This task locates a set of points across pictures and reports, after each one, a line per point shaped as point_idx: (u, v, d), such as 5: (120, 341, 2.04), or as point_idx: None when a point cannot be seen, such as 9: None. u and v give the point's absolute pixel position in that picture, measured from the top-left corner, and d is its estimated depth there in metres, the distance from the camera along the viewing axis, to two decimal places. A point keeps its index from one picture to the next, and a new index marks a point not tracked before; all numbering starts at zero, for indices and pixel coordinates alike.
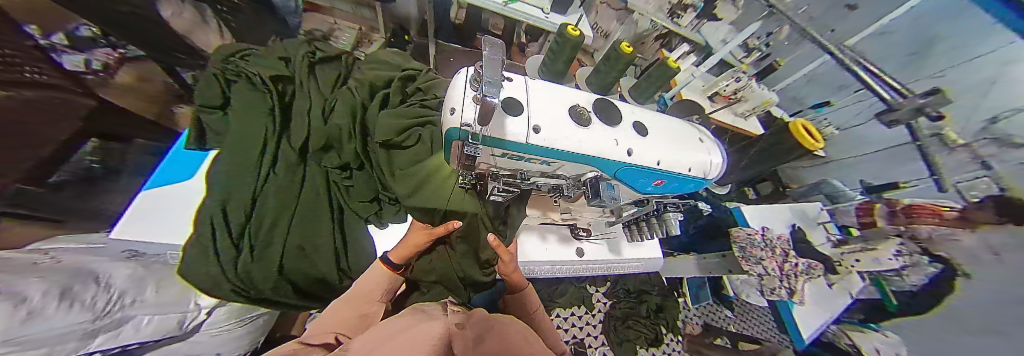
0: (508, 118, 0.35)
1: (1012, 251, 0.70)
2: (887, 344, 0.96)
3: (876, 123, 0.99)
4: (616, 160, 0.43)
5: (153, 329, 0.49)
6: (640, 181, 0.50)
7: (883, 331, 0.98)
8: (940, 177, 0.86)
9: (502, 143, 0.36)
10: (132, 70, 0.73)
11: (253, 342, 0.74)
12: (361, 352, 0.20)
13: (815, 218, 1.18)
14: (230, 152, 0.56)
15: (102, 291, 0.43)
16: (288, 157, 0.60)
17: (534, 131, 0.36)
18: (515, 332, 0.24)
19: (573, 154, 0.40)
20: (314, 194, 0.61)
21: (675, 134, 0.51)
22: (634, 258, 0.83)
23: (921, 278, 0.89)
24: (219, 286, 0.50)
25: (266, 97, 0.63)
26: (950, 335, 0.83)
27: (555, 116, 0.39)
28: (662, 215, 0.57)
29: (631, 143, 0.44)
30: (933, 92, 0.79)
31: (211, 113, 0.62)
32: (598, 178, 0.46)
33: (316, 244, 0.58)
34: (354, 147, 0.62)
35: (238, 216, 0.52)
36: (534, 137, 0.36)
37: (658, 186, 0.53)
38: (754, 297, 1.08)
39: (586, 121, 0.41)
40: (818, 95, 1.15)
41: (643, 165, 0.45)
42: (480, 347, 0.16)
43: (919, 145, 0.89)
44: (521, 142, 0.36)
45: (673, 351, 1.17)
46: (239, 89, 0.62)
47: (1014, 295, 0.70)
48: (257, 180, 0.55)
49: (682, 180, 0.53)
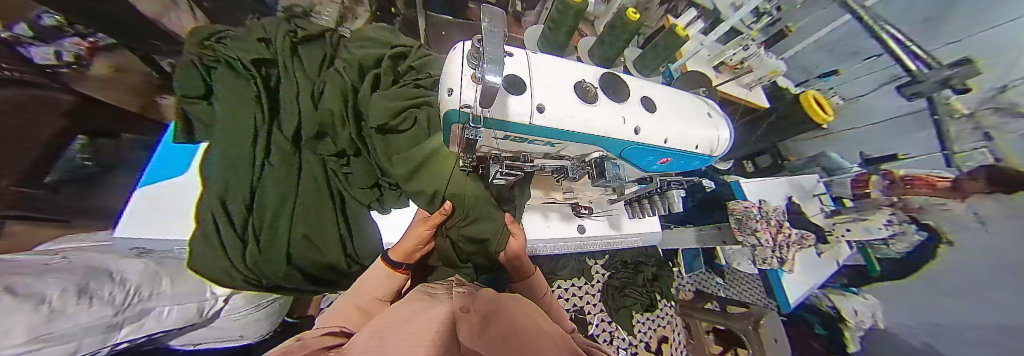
0: (511, 99, 0.33)
1: (1002, 220, 0.72)
2: (865, 305, 1.08)
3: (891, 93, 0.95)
4: (622, 140, 0.42)
5: (177, 317, 0.52)
6: (646, 160, 0.50)
7: (864, 294, 1.10)
8: (951, 152, 0.84)
9: (506, 125, 0.35)
10: (111, 60, 0.66)
11: (275, 323, 0.77)
12: (371, 336, 0.21)
13: (811, 190, 1.20)
14: (222, 144, 0.54)
15: (118, 286, 0.44)
16: (282, 145, 0.58)
17: (538, 110, 0.35)
18: (522, 312, 0.25)
19: (578, 135, 0.39)
20: (314, 182, 0.60)
21: (684, 109, 0.50)
22: (634, 232, 0.85)
23: (908, 247, 0.93)
24: (232, 277, 0.52)
25: (251, 84, 0.59)
26: (923, 297, 0.91)
27: (562, 93, 0.37)
28: (666, 192, 0.58)
29: (638, 121, 0.42)
30: (962, 62, 0.76)
31: (194, 103, 0.58)
32: (603, 158, 0.46)
33: (321, 233, 0.59)
34: (349, 134, 0.61)
35: (240, 209, 0.51)
36: (538, 118, 0.35)
37: (663, 164, 0.53)
38: (744, 265, 1.11)
39: (593, 98, 0.40)
40: (829, 63, 1.11)
41: (650, 144, 0.44)
42: (489, 331, 0.17)
43: (936, 119, 0.86)
44: (525, 123, 0.35)
45: (666, 315, 1.27)
46: (222, 76, 0.58)
47: (1006, 262, 0.72)
48: (252, 172, 0.53)
49: (688, 158, 0.52)
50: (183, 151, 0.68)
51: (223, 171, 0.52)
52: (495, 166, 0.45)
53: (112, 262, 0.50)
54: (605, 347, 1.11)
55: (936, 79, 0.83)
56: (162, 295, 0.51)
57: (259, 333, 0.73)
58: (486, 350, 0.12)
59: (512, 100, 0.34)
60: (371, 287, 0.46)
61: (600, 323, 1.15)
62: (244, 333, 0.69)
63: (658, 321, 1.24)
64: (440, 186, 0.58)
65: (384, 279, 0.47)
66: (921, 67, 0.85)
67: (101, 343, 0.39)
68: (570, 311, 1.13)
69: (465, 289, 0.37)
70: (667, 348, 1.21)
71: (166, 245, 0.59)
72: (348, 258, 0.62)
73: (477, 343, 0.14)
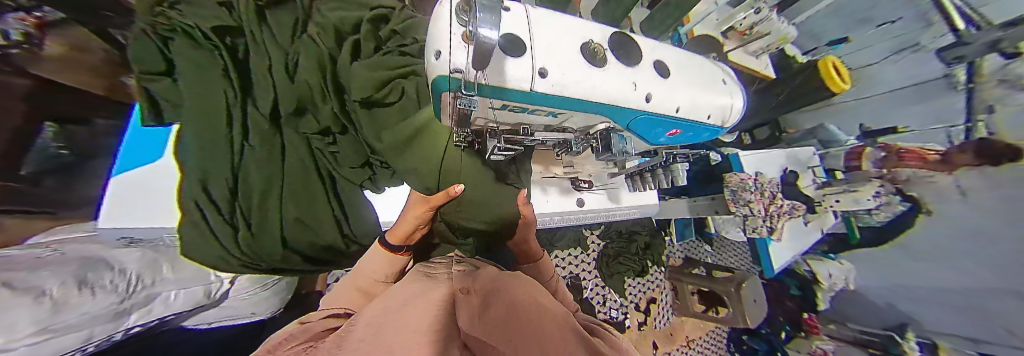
0: (508, 61, 0.30)
1: (980, 191, 0.86)
2: (840, 269, 1.23)
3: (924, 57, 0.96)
4: (633, 108, 0.40)
5: (185, 301, 0.54)
6: (654, 133, 0.48)
7: (839, 260, 1.26)
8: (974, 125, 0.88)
9: (504, 92, 0.32)
10: (65, 38, 0.55)
11: (284, 299, 0.80)
12: (373, 316, 0.21)
13: (806, 162, 1.14)
14: (190, 126, 0.49)
15: (119, 274, 0.45)
16: (259, 125, 0.54)
17: (539, 75, 0.32)
18: (521, 290, 0.25)
19: (585, 102, 0.36)
20: (301, 163, 0.58)
21: (696, 75, 0.47)
22: (632, 205, 0.86)
23: (888, 216, 1.07)
24: (228, 262, 0.53)
25: (216, 56, 0.53)
26: (895, 261, 1.09)
27: (566, 55, 0.34)
28: (671, 165, 0.62)
29: (651, 88, 0.40)
30: (1014, 23, 0.75)
31: (155, 80, 0.52)
32: (609, 130, 0.45)
33: (314, 214, 0.58)
34: (332, 109, 0.57)
35: (224, 194, 0.49)
36: (540, 84, 0.32)
37: (671, 136, 0.51)
38: (732, 232, 1.15)
39: (602, 61, 0.37)
40: (839, 30, 1.13)
41: (661, 113, 0.43)
42: (486, 315, 0.17)
43: (970, 87, 0.88)
44: (526, 90, 0.32)
45: (655, 279, 1.34)
46: (181, 47, 0.52)
47: (983, 228, 0.87)
48: (232, 154, 0.51)
49: (698, 130, 0.52)
50: (157, 134, 0.64)
51: (197, 154, 0.48)
52: (494, 140, 0.42)
53: (109, 255, 0.49)
54: (598, 308, 1.20)
55: (984, 41, 0.83)
56: (167, 280, 0.52)
57: (270, 309, 0.76)
58: (487, 338, 0.13)
59: (512, 64, 0.31)
60: (372, 269, 0.46)
61: (594, 288, 1.23)
62: (256, 310, 0.72)
63: (648, 285, 1.32)
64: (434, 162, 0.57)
65: (384, 264, 0.47)
66: (971, 28, 0.84)
67: (109, 330, 0.41)
68: (566, 278, 1.20)
69: (465, 267, 0.37)
70: (655, 309, 1.31)
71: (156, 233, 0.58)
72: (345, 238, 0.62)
73: (479, 329, 0.15)
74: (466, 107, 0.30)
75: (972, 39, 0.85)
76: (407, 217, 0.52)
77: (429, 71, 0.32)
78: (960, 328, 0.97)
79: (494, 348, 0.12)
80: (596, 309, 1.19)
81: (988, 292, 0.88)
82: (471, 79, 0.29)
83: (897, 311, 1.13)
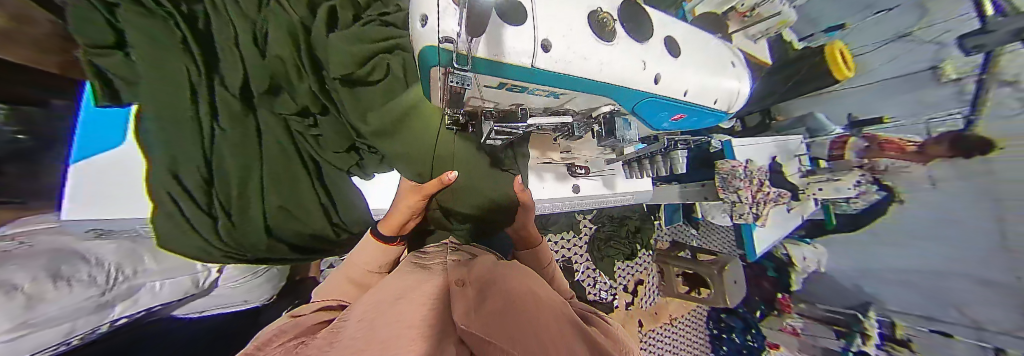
0: (507, 29, 0.28)
1: (951, 181, 0.99)
2: (814, 253, 1.31)
3: (924, 48, 1.00)
4: (641, 89, 0.39)
5: (172, 291, 0.53)
6: (658, 116, 0.48)
7: (813, 244, 1.34)
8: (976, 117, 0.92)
9: (500, 68, 0.30)
10: None
11: (278, 286, 0.78)
12: (366, 311, 0.20)
13: (793, 150, 1.14)
14: (150, 107, 0.44)
15: (97, 267, 0.43)
16: (230, 106, 0.49)
17: (542, 48, 0.30)
18: (518, 281, 0.24)
19: (591, 81, 0.35)
20: (279, 147, 0.54)
21: (700, 54, 0.48)
22: (626, 191, 0.87)
23: (864, 204, 1.17)
24: (210, 254, 0.50)
25: (170, 24, 0.46)
26: (863, 246, 1.21)
27: (572, 24, 0.32)
28: (671, 152, 0.62)
29: (658, 67, 0.40)
30: None
31: (108, 56, 0.44)
32: (614, 113, 0.45)
33: (298, 201, 0.56)
34: (309, 87, 0.53)
35: (198, 183, 0.46)
36: (542, 58, 0.30)
37: (675, 120, 0.52)
38: (719, 217, 1.18)
39: (609, 35, 0.35)
40: (835, 16, 1.15)
41: (666, 96, 0.43)
42: (481, 308, 0.17)
43: (982, 78, 0.90)
44: (526, 65, 0.30)
45: (643, 262, 1.40)
46: (127, 13, 0.44)
47: (951, 216, 0.99)
48: (202, 139, 0.47)
49: (703, 114, 0.53)
50: (112, 118, 0.59)
51: (162, 140, 0.44)
52: (490, 124, 0.40)
53: (82, 247, 0.46)
54: (588, 289, 1.25)
55: (1009, 29, 0.84)
56: (149, 271, 0.50)
57: (263, 297, 0.74)
58: (479, 329, 0.13)
59: (510, 38, 0.28)
60: (365, 260, 0.45)
61: (585, 270, 1.27)
62: (248, 299, 0.70)
63: (636, 268, 1.38)
64: (424, 145, 0.57)
65: (376, 254, 0.46)
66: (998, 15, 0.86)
67: (92, 322, 0.40)
68: (559, 261, 1.23)
69: (459, 256, 0.37)
70: (642, 289, 1.38)
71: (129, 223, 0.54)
72: (335, 226, 0.61)
73: (473, 320, 0.14)
74: (459, 85, 0.28)
75: (996, 26, 0.86)
76: (403, 206, 0.51)
77: (417, 48, 0.30)
78: (913, 307, 1.12)
79: (484, 341, 0.11)
80: (586, 290, 1.24)
81: (943, 274, 1.04)
82: (462, 51, 0.27)
83: (862, 292, 1.24)
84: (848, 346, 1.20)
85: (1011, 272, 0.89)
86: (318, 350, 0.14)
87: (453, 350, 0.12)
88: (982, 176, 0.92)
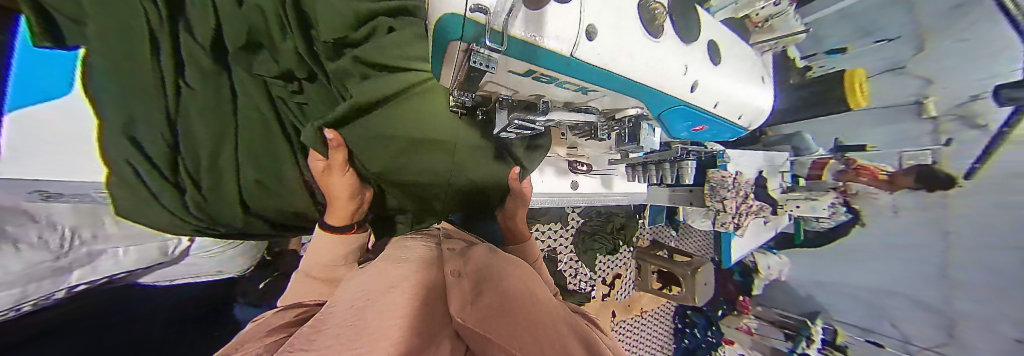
0: (552, 8, 0.23)
1: (909, 210, 1.11)
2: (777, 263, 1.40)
3: (917, 79, 1.04)
4: (674, 93, 0.38)
5: (137, 258, 0.50)
6: (680, 126, 0.47)
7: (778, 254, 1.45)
8: (980, 166, 0.96)
9: (537, 55, 0.25)
10: None
11: (254, 258, 0.70)
12: (355, 299, 0.19)
13: (778, 166, 1.16)
14: (95, 53, 0.33)
15: (46, 229, 0.38)
16: (198, 61, 0.40)
17: (587, 36, 0.25)
18: (516, 274, 0.25)
19: (624, 81, 0.32)
20: (257, 112, 0.47)
21: (737, 62, 0.47)
22: (623, 191, 0.87)
23: (833, 224, 1.27)
24: (179, 225, 0.46)
25: None
26: (822, 262, 1.35)
27: (619, 13, 0.28)
28: (682, 161, 0.71)
29: (697, 74, 0.39)
30: None
31: None
32: (640, 117, 0.45)
33: (278, 177, 0.52)
34: (294, 48, 0.45)
35: (165, 154, 0.39)
36: (585, 48, 0.26)
37: (695, 131, 0.51)
38: (698, 222, 1.22)
39: (659, 32, 0.33)
40: (841, 37, 1.11)
41: (696, 105, 0.42)
42: (477, 301, 0.17)
43: (1001, 131, 0.91)
44: (565, 54, 0.25)
45: (624, 257, 1.44)
46: None
47: (899, 242, 1.15)
48: (164, 99, 0.38)
49: (723, 128, 0.53)
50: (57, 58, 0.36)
51: (109, 97, 0.34)
52: (506, 115, 0.38)
53: (38, 206, 0.38)
54: (569, 279, 1.29)
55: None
56: (106, 235, 0.45)
57: (240, 268, 0.68)
58: (478, 325, 0.14)
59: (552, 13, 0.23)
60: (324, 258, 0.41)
61: (568, 261, 1.30)
62: (222, 269, 0.64)
63: (617, 262, 1.42)
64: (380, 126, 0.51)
65: (337, 246, 0.42)
66: None
67: (43, 290, 0.39)
68: (545, 251, 1.23)
69: (455, 245, 0.36)
70: (619, 283, 1.44)
71: (78, 190, 0.38)
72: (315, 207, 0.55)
73: (470, 316, 0.15)
74: (481, 66, 0.23)
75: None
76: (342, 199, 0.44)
77: (427, 30, 0.23)
78: (859, 320, 1.27)
79: (484, 336, 0.13)
80: (567, 279, 1.28)
81: (891, 293, 1.19)
82: (496, 26, 0.20)
83: (814, 302, 1.39)
84: (794, 347, 1.27)
85: (948, 297, 1.06)
86: (304, 339, 0.14)
87: (449, 347, 0.14)
88: (941, 208, 1.04)
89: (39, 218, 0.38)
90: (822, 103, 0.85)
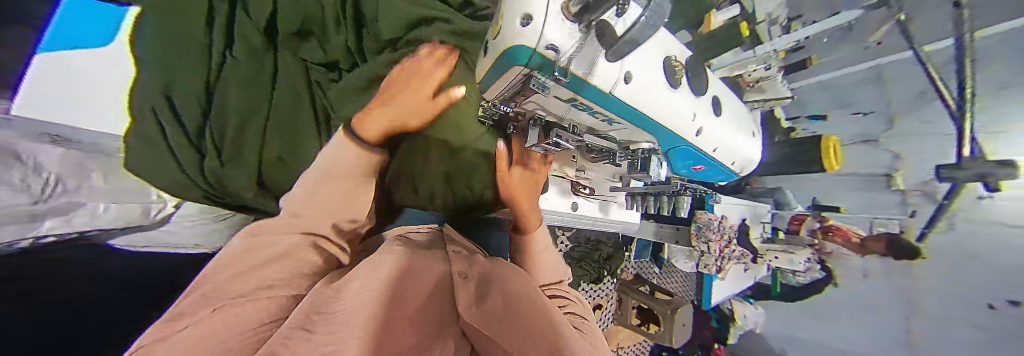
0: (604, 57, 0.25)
1: (877, 276, 1.17)
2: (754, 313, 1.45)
3: (885, 153, 1.13)
4: (686, 135, 0.42)
5: (115, 217, 0.50)
6: (683, 163, 0.50)
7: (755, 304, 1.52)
8: (928, 231, 1.05)
9: (583, 89, 0.27)
10: None
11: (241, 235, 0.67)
12: (376, 295, 0.21)
13: (760, 216, 1.22)
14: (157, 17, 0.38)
15: (29, 171, 0.41)
16: (249, 37, 0.42)
17: (624, 80, 0.28)
18: (519, 276, 0.28)
19: (647, 119, 0.36)
20: (292, 94, 0.46)
21: (735, 115, 0.53)
22: (619, 219, 0.90)
23: (807, 279, 1.35)
24: (187, 184, 0.44)
25: None
26: (787, 315, 1.43)
27: (648, 64, 0.32)
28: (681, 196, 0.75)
29: (703, 121, 0.43)
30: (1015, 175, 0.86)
31: None
32: (649, 151, 0.48)
33: (297, 155, 0.48)
34: (345, 40, 0.49)
35: (194, 113, 0.40)
36: (621, 89, 0.29)
37: (695, 170, 0.55)
38: (682, 262, 1.24)
39: (677, 82, 0.37)
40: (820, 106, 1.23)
41: (701, 147, 0.47)
42: (485, 305, 0.20)
43: (941, 204, 1.02)
44: (606, 91, 0.28)
45: (607, 288, 1.40)
46: None
47: (864, 304, 1.20)
48: (207, 63, 0.40)
49: (718, 171, 0.57)
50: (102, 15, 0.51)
51: (162, 55, 0.38)
52: (538, 135, 0.40)
53: (22, 148, 0.41)
54: None
55: (977, 171, 0.81)
56: (95, 189, 0.48)
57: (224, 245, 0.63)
58: (489, 331, 0.17)
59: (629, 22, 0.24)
60: (272, 272, 0.27)
61: None
62: (203, 243, 0.59)
63: (600, 292, 1.37)
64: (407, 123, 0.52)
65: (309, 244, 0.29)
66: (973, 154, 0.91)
67: (19, 233, 0.39)
68: None
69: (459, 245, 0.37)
70: (599, 314, 1.37)
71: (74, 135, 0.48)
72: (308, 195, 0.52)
73: (480, 319, 0.18)
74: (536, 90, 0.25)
75: None
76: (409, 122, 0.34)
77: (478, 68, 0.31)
78: None
79: (496, 342, 0.16)
80: None
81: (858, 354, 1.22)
82: (562, 62, 0.22)
83: None
84: None
85: None
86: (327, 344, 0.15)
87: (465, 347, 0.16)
88: (901, 276, 1.12)
89: (26, 161, 0.41)
90: (802, 164, 0.92)
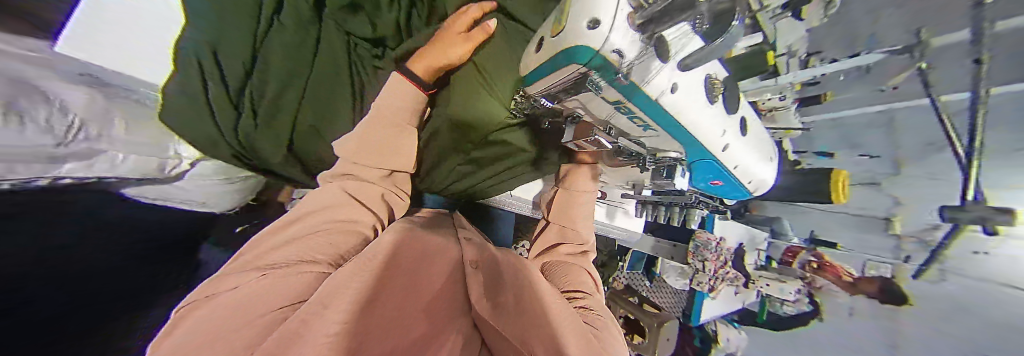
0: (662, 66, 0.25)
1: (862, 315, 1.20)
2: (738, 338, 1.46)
3: None
4: (713, 150, 0.43)
5: (132, 168, 0.51)
6: (703, 177, 0.51)
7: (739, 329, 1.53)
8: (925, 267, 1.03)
9: (634, 94, 0.28)
10: None
11: (241, 200, 0.74)
12: (405, 278, 0.25)
13: (757, 244, 1.23)
14: None
15: (53, 110, 0.40)
16: (299, 6, 0.47)
17: (672, 90, 0.29)
18: (517, 276, 0.34)
19: (682, 130, 0.36)
20: (332, 65, 0.51)
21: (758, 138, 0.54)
22: (624, 226, 0.93)
23: (795, 310, 1.37)
24: (222, 141, 0.49)
25: None
26: (770, 344, 1.44)
27: (694, 78, 0.32)
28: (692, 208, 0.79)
29: (731, 139, 0.44)
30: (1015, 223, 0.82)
31: None
32: (675, 161, 0.48)
33: (327, 121, 0.54)
34: (395, 18, 0.54)
35: (238, 74, 0.45)
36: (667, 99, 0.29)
37: (711, 185, 0.56)
38: (673, 278, 1.25)
39: (716, 98, 0.37)
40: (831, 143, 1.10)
41: (724, 163, 0.47)
42: (495, 304, 0.26)
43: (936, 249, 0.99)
44: (655, 99, 0.28)
45: None
46: None
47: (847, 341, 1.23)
48: (255, 27, 0.45)
49: (733, 188, 0.58)
50: None
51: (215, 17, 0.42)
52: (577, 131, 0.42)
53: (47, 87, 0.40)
54: None
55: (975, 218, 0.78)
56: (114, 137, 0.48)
57: (222, 205, 0.72)
58: (501, 329, 0.22)
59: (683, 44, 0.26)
60: (318, 241, 0.35)
61: None
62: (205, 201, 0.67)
63: None
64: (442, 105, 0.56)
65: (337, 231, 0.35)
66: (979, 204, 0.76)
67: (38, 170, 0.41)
68: None
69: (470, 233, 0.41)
70: None
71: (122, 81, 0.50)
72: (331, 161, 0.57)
73: (493, 316, 0.24)
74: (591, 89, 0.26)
75: None
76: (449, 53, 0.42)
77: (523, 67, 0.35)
78: None
79: (507, 339, 0.21)
80: None
81: None
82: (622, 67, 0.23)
83: None
84: None
85: None
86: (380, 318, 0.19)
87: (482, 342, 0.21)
88: (886, 319, 1.14)
89: (52, 101, 0.40)
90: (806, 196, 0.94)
